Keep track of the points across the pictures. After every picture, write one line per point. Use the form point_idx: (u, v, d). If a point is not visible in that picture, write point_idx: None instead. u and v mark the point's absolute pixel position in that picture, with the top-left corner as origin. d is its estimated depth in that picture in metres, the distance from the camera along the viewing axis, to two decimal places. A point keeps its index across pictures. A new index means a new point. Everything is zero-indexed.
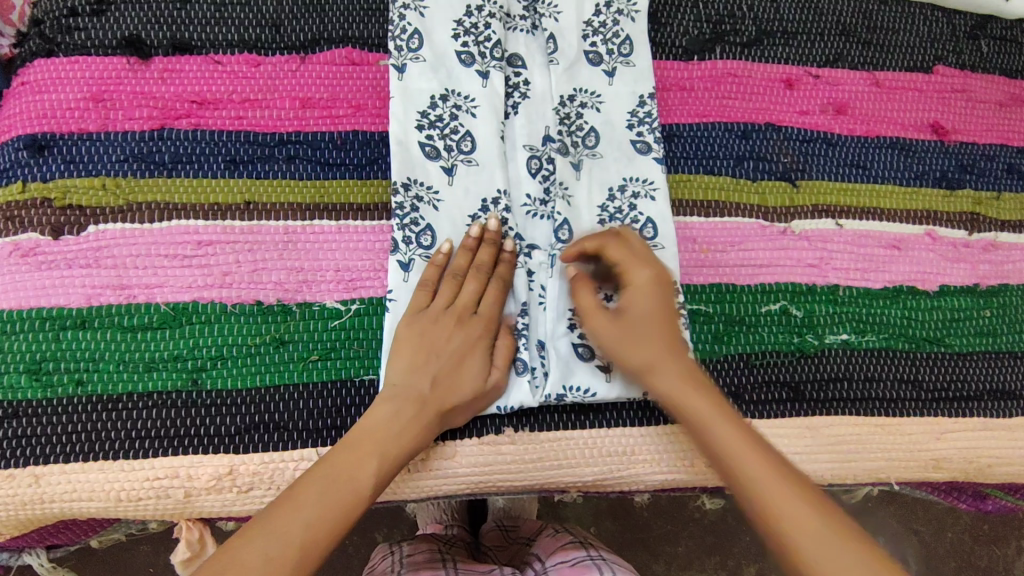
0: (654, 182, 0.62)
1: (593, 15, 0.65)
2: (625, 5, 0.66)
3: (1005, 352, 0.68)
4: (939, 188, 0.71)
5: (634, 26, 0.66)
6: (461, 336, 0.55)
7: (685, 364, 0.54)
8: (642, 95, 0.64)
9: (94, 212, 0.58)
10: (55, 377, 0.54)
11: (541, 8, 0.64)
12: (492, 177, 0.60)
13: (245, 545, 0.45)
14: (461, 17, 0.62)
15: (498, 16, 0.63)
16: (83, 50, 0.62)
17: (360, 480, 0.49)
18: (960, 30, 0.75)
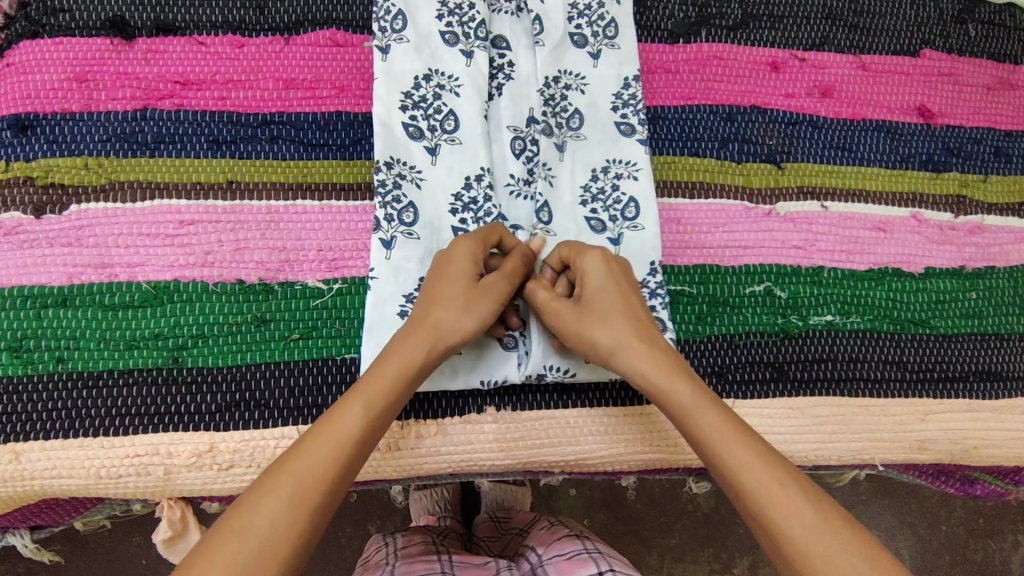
0: (638, 164, 0.62)
1: None
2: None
3: (991, 334, 0.68)
4: (925, 171, 0.71)
5: (619, 9, 0.66)
6: (455, 275, 0.52)
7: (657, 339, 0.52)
8: (628, 78, 0.64)
9: (76, 191, 0.58)
10: (36, 355, 0.54)
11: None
12: (476, 157, 0.60)
13: (264, 488, 0.41)
14: None
15: None
16: (67, 31, 0.62)
17: (351, 424, 0.45)
18: (947, 14, 0.75)
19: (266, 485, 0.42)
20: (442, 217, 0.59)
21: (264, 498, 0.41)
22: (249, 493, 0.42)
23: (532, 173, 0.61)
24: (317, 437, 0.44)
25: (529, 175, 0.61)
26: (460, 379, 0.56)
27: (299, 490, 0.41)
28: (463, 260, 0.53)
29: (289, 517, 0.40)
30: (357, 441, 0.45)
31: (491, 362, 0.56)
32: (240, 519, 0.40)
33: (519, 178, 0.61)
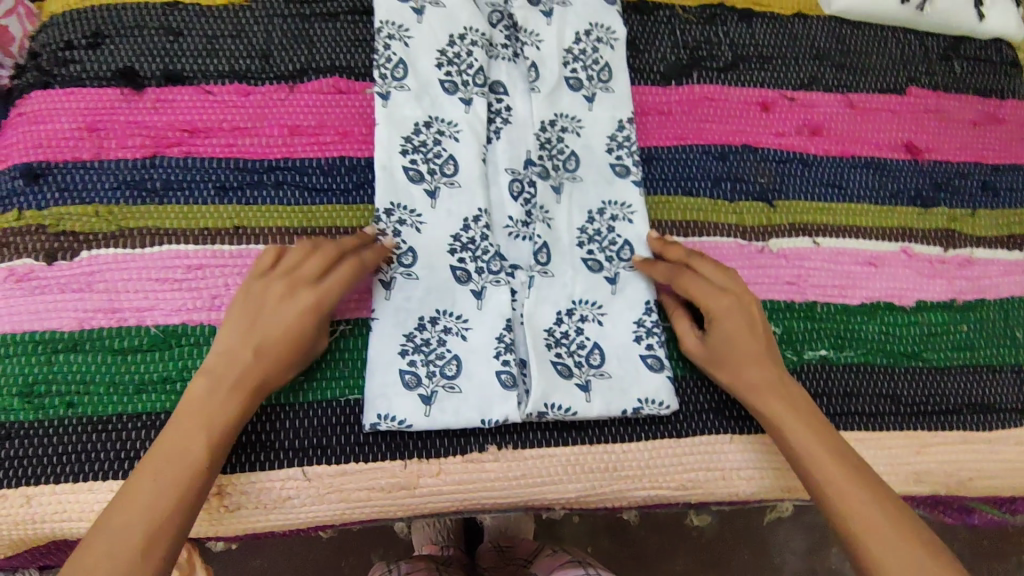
0: (632, 204, 0.64)
1: (574, 42, 0.67)
2: (604, 33, 0.67)
3: (983, 365, 0.69)
4: (913, 206, 0.73)
5: (613, 54, 0.67)
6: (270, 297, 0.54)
7: (774, 375, 0.57)
8: (622, 121, 0.66)
9: (87, 238, 0.60)
10: (47, 400, 0.56)
11: (522, 37, 0.66)
12: (475, 199, 0.62)
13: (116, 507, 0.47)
14: (444, 47, 0.64)
15: (480, 45, 0.65)
16: (78, 81, 0.64)
17: (193, 453, 0.49)
18: (933, 52, 0.78)
19: (120, 506, 0.47)
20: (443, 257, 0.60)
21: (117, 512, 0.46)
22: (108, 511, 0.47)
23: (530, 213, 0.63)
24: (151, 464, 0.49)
25: (526, 214, 0.63)
26: (460, 417, 0.57)
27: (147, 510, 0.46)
28: (266, 276, 0.54)
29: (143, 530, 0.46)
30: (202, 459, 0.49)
31: (490, 400, 0.57)
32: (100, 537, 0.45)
33: (516, 218, 0.63)
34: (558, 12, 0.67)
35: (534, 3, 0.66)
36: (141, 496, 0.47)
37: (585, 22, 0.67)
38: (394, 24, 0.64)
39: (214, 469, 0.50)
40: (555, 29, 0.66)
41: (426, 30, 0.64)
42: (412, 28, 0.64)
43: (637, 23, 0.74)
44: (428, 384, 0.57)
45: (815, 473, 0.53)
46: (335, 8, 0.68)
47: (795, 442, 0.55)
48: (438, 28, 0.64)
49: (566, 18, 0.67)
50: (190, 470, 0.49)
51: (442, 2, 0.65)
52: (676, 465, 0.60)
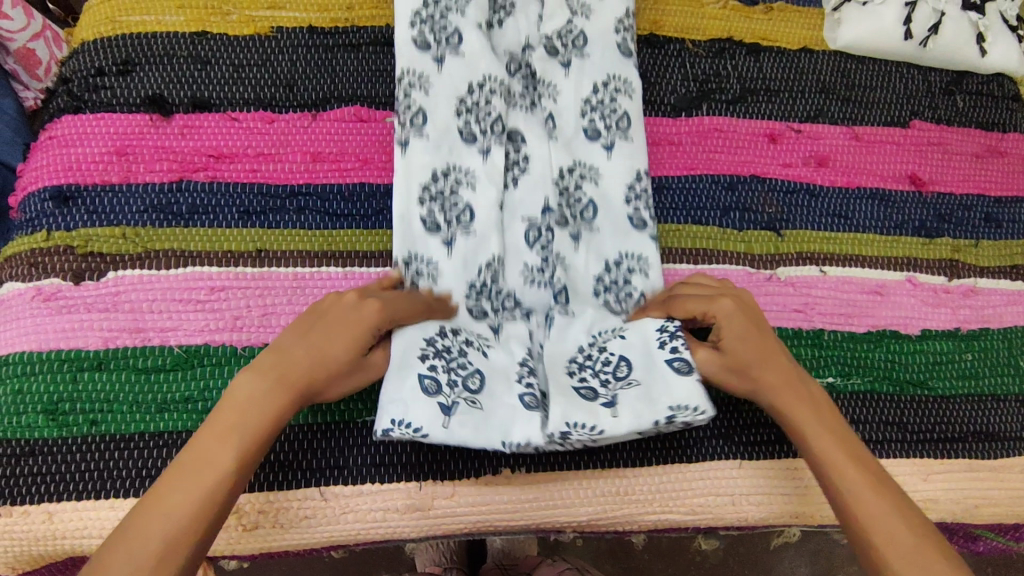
0: (647, 260, 0.65)
1: (591, 93, 0.69)
2: (622, 84, 0.69)
3: (989, 394, 0.70)
4: (918, 236, 0.75)
5: (630, 103, 0.69)
6: (340, 309, 0.52)
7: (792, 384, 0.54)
8: (639, 173, 0.67)
9: (114, 259, 0.61)
10: (71, 417, 0.57)
11: (540, 88, 0.69)
12: (492, 248, 0.64)
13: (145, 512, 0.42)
14: (464, 97, 0.66)
15: (501, 95, 0.66)
16: (109, 107, 0.66)
17: (225, 457, 0.44)
18: (936, 86, 0.81)
19: (147, 508, 0.42)
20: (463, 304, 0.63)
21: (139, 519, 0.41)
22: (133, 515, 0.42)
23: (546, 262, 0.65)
24: (180, 467, 0.44)
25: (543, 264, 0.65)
26: (483, 436, 0.53)
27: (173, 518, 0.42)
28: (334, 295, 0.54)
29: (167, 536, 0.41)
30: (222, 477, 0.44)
31: (516, 418, 0.54)
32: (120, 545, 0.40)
33: (533, 269, 0.65)
34: (577, 64, 0.69)
35: (553, 53, 0.69)
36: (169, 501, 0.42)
37: (603, 72, 0.69)
38: (415, 73, 0.65)
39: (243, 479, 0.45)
40: (572, 81, 0.69)
41: (446, 79, 0.65)
42: (432, 78, 0.65)
43: (648, 57, 0.77)
44: (449, 395, 0.54)
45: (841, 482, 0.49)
46: (358, 40, 0.71)
47: (818, 451, 0.51)
48: (458, 78, 0.66)
49: (584, 69, 0.69)
50: (218, 475, 0.44)
51: (462, 51, 0.66)
52: (687, 489, 0.61)
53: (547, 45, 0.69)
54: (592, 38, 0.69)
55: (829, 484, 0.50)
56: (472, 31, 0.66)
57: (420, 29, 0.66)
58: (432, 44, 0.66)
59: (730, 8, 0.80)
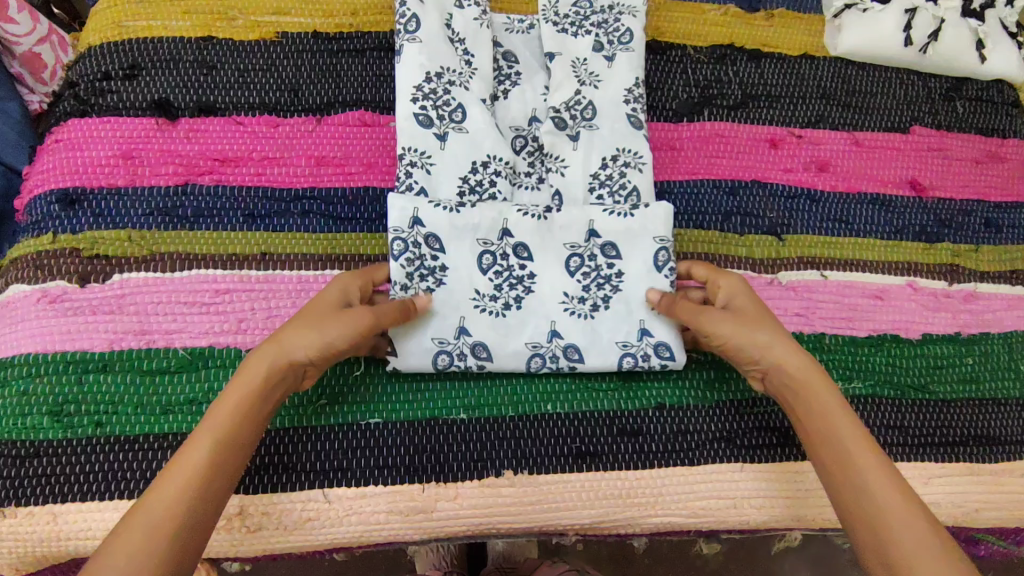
0: (666, 341, 0.62)
1: (600, 169, 0.68)
2: (631, 158, 0.68)
3: (989, 399, 0.70)
4: (919, 241, 0.75)
5: (641, 177, 0.68)
6: (328, 301, 0.55)
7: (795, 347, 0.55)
8: (661, 240, 0.63)
9: (119, 261, 0.62)
10: (76, 419, 0.57)
11: (548, 161, 0.69)
12: (503, 337, 0.61)
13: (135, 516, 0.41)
14: (467, 175, 0.66)
15: (506, 177, 0.67)
16: (115, 111, 0.67)
17: (200, 455, 0.44)
18: (936, 92, 0.82)
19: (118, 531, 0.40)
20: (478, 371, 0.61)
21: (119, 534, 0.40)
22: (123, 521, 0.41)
23: (566, 342, 0.62)
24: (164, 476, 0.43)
25: (562, 340, 0.62)
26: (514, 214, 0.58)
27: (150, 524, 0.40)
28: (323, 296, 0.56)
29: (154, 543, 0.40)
30: (209, 471, 0.44)
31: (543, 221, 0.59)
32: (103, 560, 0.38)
33: (550, 342, 0.62)
34: (585, 136, 0.68)
35: (561, 127, 0.69)
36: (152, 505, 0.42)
37: (612, 147, 0.69)
38: (416, 151, 0.65)
39: (220, 472, 0.45)
40: (581, 154, 0.68)
41: (449, 156, 0.66)
42: (434, 155, 0.66)
43: (651, 63, 0.77)
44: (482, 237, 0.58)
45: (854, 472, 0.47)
46: (362, 45, 0.72)
47: (826, 420, 0.51)
48: (461, 156, 0.66)
49: (593, 142, 0.69)
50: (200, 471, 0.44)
51: (465, 128, 0.67)
52: (690, 492, 0.61)
53: (555, 118, 0.69)
54: (601, 109, 0.69)
55: (829, 448, 0.49)
56: (475, 105, 0.67)
57: (423, 106, 0.66)
58: (435, 120, 0.66)
59: (731, 15, 0.81)
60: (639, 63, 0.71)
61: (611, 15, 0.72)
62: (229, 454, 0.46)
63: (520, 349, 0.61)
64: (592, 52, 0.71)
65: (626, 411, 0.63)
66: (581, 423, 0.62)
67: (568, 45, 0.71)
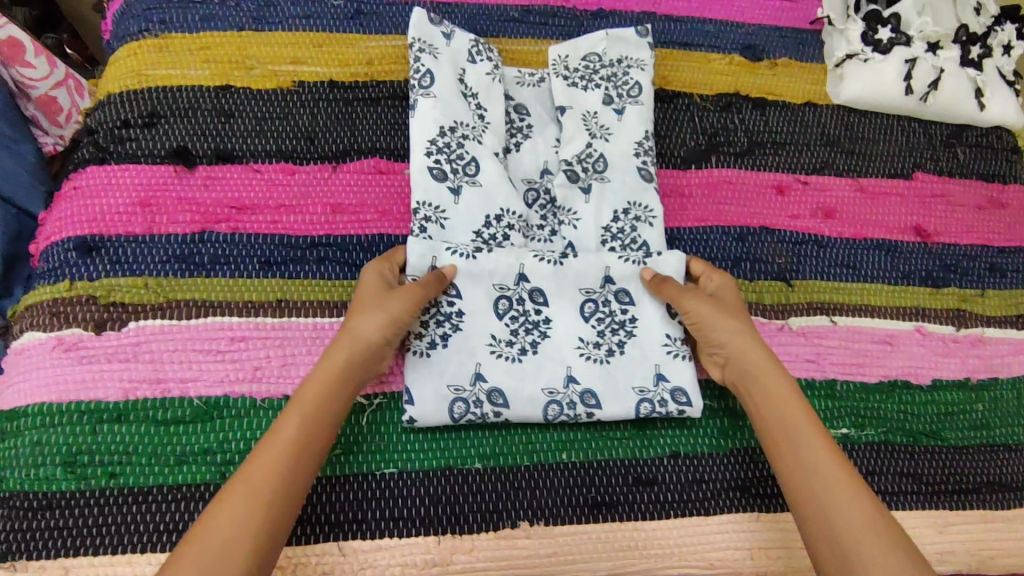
0: (682, 386, 0.64)
1: (611, 221, 0.70)
2: (642, 211, 0.71)
3: (1000, 444, 0.70)
4: (925, 286, 0.76)
5: (652, 231, 0.70)
6: (371, 289, 0.60)
7: (772, 357, 0.61)
8: None
9: (135, 309, 0.62)
10: (90, 470, 0.57)
11: (561, 215, 0.71)
12: (520, 381, 0.62)
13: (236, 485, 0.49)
14: (480, 229, 0.68)
15: (518, 231, 0.69)
16: (133, 158, 0.67)
17: (287, 433, 0.52)
18: (936, 139, 0.84)
19: (220, 503, 0.48)
20: (494, 419, 0.61)
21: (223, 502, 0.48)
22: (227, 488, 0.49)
23: (583, 387, 0.63)
24: (261, 451, 0.51)
25: (579, 386, 0.63)
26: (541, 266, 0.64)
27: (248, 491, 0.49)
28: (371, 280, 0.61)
29: (246, 511, 0.48)
30: (294, 446, 0.52)
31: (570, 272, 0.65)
32: (211, 525, 0.47)
33: (567, 387, 0.62)
34: (597, 188, 0.71)
35: (574, 180, 0.71)
36: (247, 477, 0.49)
37: (623, 200, 0.71)
38: (431, 205, 0.67)
39: (308, 447, 0.52)
40: (592, 206, 0.70)
41: (463, 210, 0.68)
42: (448, 209, 0.67)
43: (659, 112, 0.79)
44: (514, 289, 0.64)
45: (823, 470, 0.53)
46: (377, 93, 0.74)
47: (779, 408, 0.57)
48: (475, 209, 0.68)
49: (604, 194, 0.71)
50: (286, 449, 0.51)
51: (479, 182, 0.69)
52: (706, 542, 0.61)
53: (567, 170, 0.71)
54: (611, 162, 0.72)
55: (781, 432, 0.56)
56: (488, 159, 0.69)
57: (436, 159, 0.68)
58: (449, 174, 0.68)
59: (736, 64, 0.83)
60: (647, 116, 0.75)
61: (620, 68, 0.76)
62: (310, 432, 0.53)
63: (537, 395, 0.62)
64: (601, 106, 0.74)
65: (641, 460, 0.63)
66: (596, 473, 0.62)
67: (578, 99, 0.74)
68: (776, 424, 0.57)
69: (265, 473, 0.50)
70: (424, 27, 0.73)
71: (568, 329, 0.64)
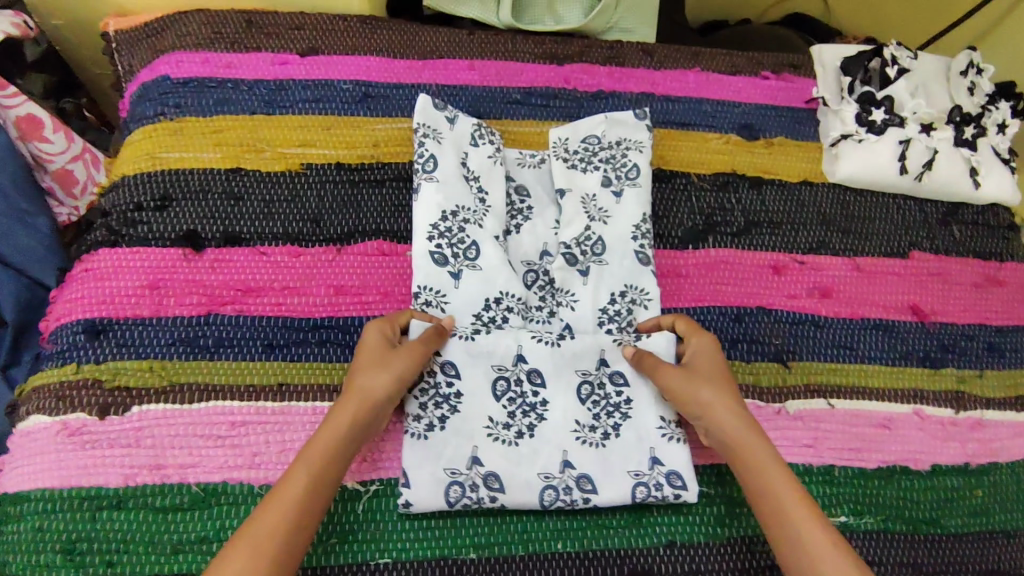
0: (677, 470, 0.64)
1: (609, 303, 0.72)
2: (638, 295, 0.72)
3: (1000, 532, 0.70)
4: (923, 367, 0.77)
5: (648, 313, 0.72)
6: (373, 348, 0.61)
7: (758, 433, 0.61)
8: None
9: (139, 393, 0.63)
10: (87, 558, 0.57)
11: (559, 296, 0.72)
12: (517, 465, 0.62)
13: (242, 540, 0.50)
14: (479, 311, 0.69)
15: (517, 313, 0.70)
16: (144, 240, 0.69)
17: (295, 490, 0.53)
18: (932, 217, 0.85)
19: (226, 557, 0.50)
20: (489, 504, 0.61)
21: (229, 557, 0.49)
22: (233, 542, 0.51)
23: (579, 471, 0.63)
24: (268, 506, 0.52)
25: (574, 470, 0.63)
26: (538, 347, 0.66)
27: (256, 549, 0.50)
28: (376, 336, 0.62)
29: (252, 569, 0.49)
30: (301, 505, 0.53)
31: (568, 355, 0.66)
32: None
33: (563, 472, 0.63)
34: (595, 271, 0.72)
35: (572, 263, 0.72)
36: (254, 533, 0.51)
37: (620, 283, 0.72)
38: (431, 290, 0.69)
39: (314, 507, 0.54)
40: (591, 288, 0.72)
41: (463, 293, 0.69)
42: (449, 293, 0.69)
43: (657, 192, 0.81)
44: (513, 370, 0.65)
45: (822, 569, 0.52)
46: (382, 175, 0.76)
47: (761, 479, 0.58)
48: (475, 292, 0.69)
49: (602, 277, 0.72)
50: (293, 507, 0.53)
51: (479, 265, 0.70)
52: None
53: (565, 254, 0.73)
54: (609, 244, 0.73)
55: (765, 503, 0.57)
56: (488, 243, 0.71)
57: (438, 244, 0.70)
58: (450, 258, 0.70)
59: (732, 143, 0.85)
60: (646, 198, 0.76)
61: (618, 151, 0.77)
62: (317, 492, 0.54)
63: (532, 479, 0.62)
64: (600, 188, 0.76)
65: (637, 549, 0.63)
66: (592, 564, 0.61)
67: (578, 182, 0.76)
68: (759, 494, 0.58)
69: (271, 532, 0.51)
70: (428, 112, 0.75)
71: (565, 411, 0.65)
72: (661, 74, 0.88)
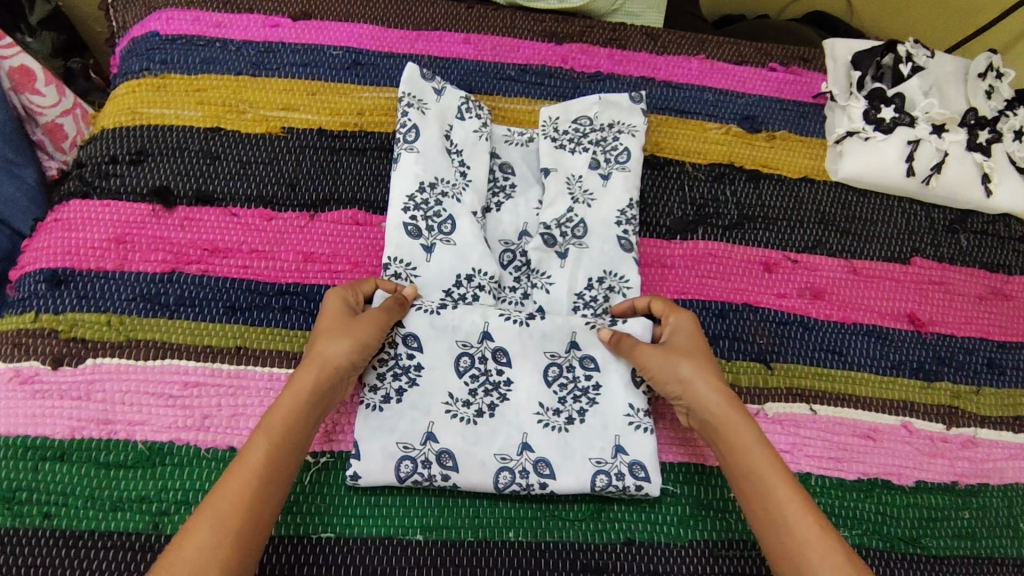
0: (641, 461, 0.61)
1: (585, 288, 0.69)
2: (617, 281, 0.69)
3: (984, 557, 0.66)
4: (916, 379, 0.73)
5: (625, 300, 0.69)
6: (334, 315, 0.59)
7: (742, 412, 0.58)
8: None
9: (95, 346, 0.62)
10: (26, 508, 0.56)
11: (535, 278, 0.70)
12: (473, 444, 0.60)
13: (205, 514, 0.48)
14: (449, 287, 0.67)
15: (489, 291, 0.68)
16: (115, 194, 0.68)
17: (255, 458, 0.51)
18: (939, 224, 0.81)
19: (188, 532, 0.47)
20: (441, 483, 0.59)
21: (192, 532, 0.47)
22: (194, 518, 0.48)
23: (537, 455, 0.60)
24: (230, 477, 0.50)
25: (533, 453, 0.60)
26: (506, 326, 0.63)
27: (221, 519, 0.47)
28: (338, 304, 0.60)
29: (220, 539, 0.46)
30: (264, 472, 0.50)
31: (537, 336, 0.64)
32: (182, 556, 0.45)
33: (521, 455, 0.60)
34: (574, 254, 0.69)
35: (551, 243, 0.70)
36: (216, 505, 0.48)
37: (599, 268, 0.69)
38: (401, 261, 0.66)
39: (277, 473, 0.51)
40: (568, 271, 0.69)
41: (434, 267, 0.67)
42: (419, 266, 0.67)
43: (648, 179, 0.78)
44: (478, 347, 0.63)
45: (806, 552, 0.49)
46: (363, 144, 0.74)
47: (743, 459, 0.55)
48: (446, 267, 0.67)
49: (581, 260, 0.69)
50: (255, 475, 0.50)
51: (454, 239, 0.68)
52: None
53: (544, 234, 0.70)
54: (591, 228, 0.70)
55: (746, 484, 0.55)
56: (465, 217, 0.69)
57: (412, 216, 0.67)
58: (424, 230, 0.67)
59: (732, 134, 0.82)
60: (634, 183, 0.73)
61: (609, 133, 0.74)
62: (279, 458, 0.52)
63: (488, 459, 0.60)
64: (588, 169, 0.73)
65: (591, 544, 0.60)
66: (543, 555, 0.59)
67: (565, 162, 0.73)
68: (740, 476, 0.55)
69: (236, 500, 0.48)
70: (415, 81, 0.72)
71: (529, 392, 0.62)
72: (663, 59, 0.85)
